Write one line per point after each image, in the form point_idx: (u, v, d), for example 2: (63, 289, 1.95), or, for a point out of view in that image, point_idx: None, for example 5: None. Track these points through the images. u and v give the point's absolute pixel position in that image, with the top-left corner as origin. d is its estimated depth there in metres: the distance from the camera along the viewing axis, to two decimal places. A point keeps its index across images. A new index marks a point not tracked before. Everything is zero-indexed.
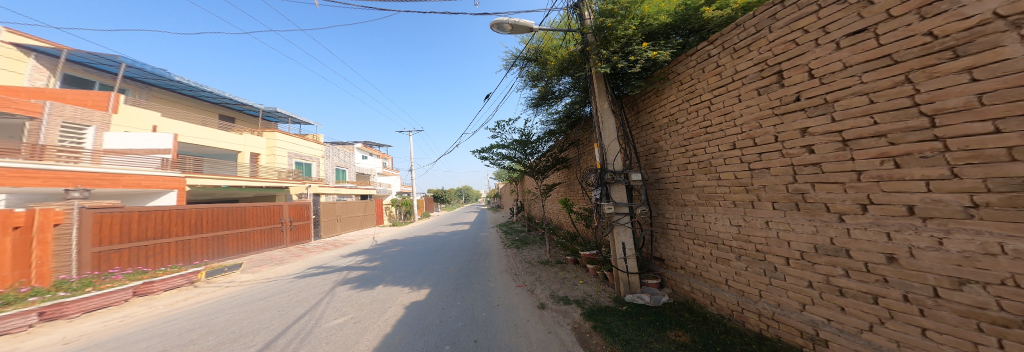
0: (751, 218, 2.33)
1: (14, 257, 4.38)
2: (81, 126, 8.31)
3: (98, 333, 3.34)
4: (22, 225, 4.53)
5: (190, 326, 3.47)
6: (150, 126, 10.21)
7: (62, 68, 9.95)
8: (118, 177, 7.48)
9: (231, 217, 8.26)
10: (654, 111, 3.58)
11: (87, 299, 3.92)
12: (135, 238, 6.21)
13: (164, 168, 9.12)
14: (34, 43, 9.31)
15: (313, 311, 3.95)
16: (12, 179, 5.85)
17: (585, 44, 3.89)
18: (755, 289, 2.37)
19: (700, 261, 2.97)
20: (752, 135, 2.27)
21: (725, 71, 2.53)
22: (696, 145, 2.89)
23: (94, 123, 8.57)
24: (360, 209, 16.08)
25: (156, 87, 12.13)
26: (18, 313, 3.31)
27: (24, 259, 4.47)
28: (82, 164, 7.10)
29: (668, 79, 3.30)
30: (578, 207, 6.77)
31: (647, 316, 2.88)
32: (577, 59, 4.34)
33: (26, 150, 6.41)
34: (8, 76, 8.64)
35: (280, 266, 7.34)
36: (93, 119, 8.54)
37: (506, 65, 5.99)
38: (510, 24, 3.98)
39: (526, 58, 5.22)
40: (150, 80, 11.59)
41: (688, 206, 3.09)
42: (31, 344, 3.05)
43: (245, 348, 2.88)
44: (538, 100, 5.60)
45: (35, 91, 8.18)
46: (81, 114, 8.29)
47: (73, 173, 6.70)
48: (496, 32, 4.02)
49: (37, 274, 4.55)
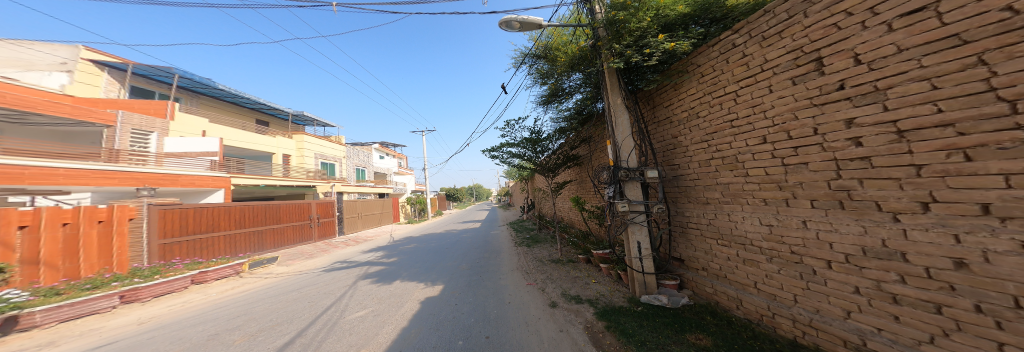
0: (785, 217, 2.17)
1: (99, 246, 4.99)
2: (145, 131, 9.31)
3: (165, 316, 3.69)
4: (105, 219, 5.11)
5: (235, 313, 3.73)
6: (200, 131, 11.22)
7: (128, 80, 11.02)
8: (174, 177, 8.16)
9: (269, 213, 8.87)
10: (671, 105, 3.47)
11: (155, 285, 4.36)
12: (192, 231, 6.84)
13: (212, 169, 9.85)
14: (106, 59, 10.40)
15: (339, 303, 4.14)
16: (95, 180, 6.63)
17: (596, 38, 3.75)
18: (789, 294, 2.20)
19: (724, 263, 2.85)
20: (786, 128, 2.10)
21: (752, 61, 2.39)
22: (721, 140, 2.76)
23: (155, 129, 9.61)
24: (377, 207, 16.78)
25: (204, 96, 13.25)
26: (104, 296, 3.77)
27: (106, 248, 5.08)
28: (148, 166, 7.90)
29: (688, 71, 3.15)
30: (591, 205, 6.65)
31: (665, 318, 2.78)
32: (588, 54, 4.22)
33: (105, 154, 7.22)
34: (86, 89, 9.77)
35: (310, 260, 7.83)
36: (155, 126, 9.58)
37: (514, 64, 6.01)
38: (518, 21, 3.91)
39: (535, 55, 5.27)
40: (199, 89, 12.66)
41: (711, 204, 2.96)
42: (114, 324, 3.43)
43: (280, 336, 3.05)
44: (549, 97, 5.52)
45: (109, 102, 9.25)
46: (146, 122, 9.32)
47: (143, 173, 7.48)
48: (504, 31, 3.98)
49: (117, 262, 5.18)
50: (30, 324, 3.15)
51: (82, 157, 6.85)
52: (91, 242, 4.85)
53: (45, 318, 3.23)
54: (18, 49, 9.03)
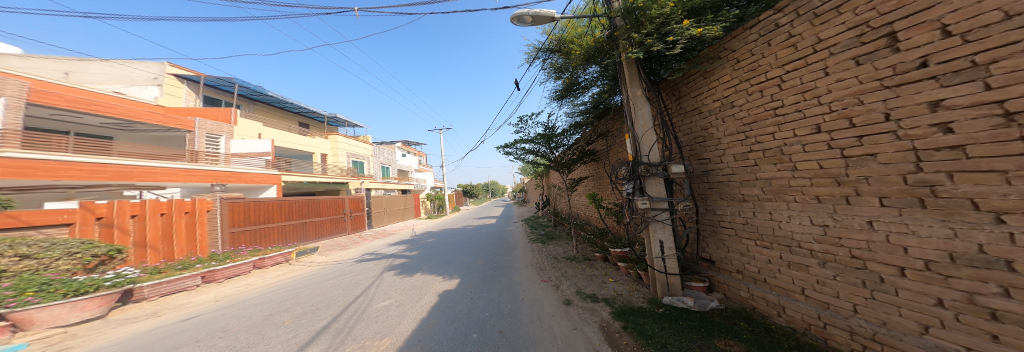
0: (843, 217, 1.92)
1: (187, 234, 6.37)
2: (215, 135, 10.99)
3: (235, 295, 4.71)
4: (190, 210, 6.50)
5: (285, 297, 4.36)
6: (256, 134, 12.77)
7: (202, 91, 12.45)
8: (238, 175, 10.29)
9: (310, 208, 10.07)
10: (700, 94, 3.28)
11: (228, 268, 5.57)
12: (254, 222, 8.08)
13: (267, 167, 11.65)
14: (184, 72, 11.80)
15: (367, 292, 4.39)
16: (183, 177, 8.72)
17: (613, 28, 3.60)
18: (848, 303, 1.95)
19: (765, 267, 2.64)
20: (847, 115, 1.85)
21: (801, 41, 2.15)
22: (762, 130, 2.54)
23: (223, 133, 11.28)
24: (401, 202, 17.61)
25: (259, 102, 14.80)
26: (190, 277, 4.92)
27: (190, 237, 6.43)
28: (219, 165, 9.97)
29: (720, 57, 2.97)
30: (609, 202, 6.42)
31: (690, 322, 2.62)
32: (604, 46, 4.00)
33: (189, 155, 9.28)
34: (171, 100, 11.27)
35: (344, 251, 8.60)
36: (223, 130, 11.24)
37: (528, 59, 5.90)
38: (530, 15, 3.79)
39: (548, 49, 5.22)
40: (255, 97, 14.22)
41: (748, 202, 2.76)
42: (197, 300, 4.52)
43: (320, 320, 3.37)
44: (563, 92, 5.36)
45: (189, 110, 10.94)
46: (217, 127, 11.07)
47: (214, 171, 9.58)
48: (516, 26, 3.86)
49: (199, 247, 6.54)
50: (140, 296, 4.29)
51: (170, 159, 8.61)
52: (179, 229, 6.16)
53: (151, 292, 4.39)
54: (125, 68, 11.07)
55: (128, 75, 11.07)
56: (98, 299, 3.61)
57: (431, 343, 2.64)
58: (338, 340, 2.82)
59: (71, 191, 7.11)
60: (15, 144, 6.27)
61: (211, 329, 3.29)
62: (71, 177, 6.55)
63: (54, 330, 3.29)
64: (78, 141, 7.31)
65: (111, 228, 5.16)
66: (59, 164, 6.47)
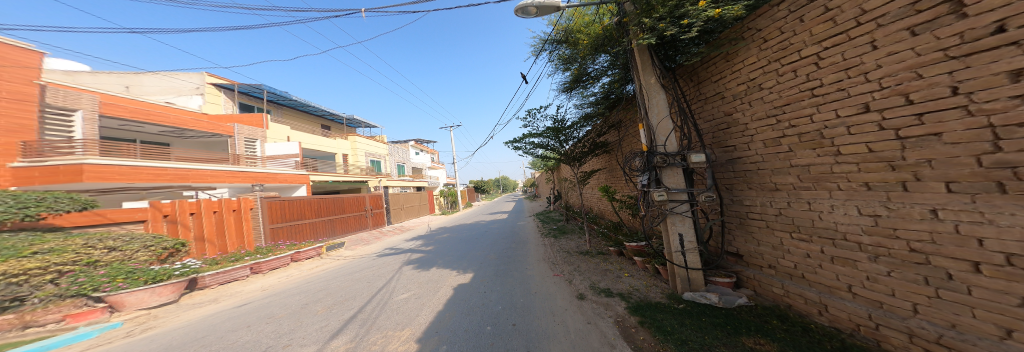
0: (900, 206, 1.69)
1: (236, 229, 7.14)
2: (253, 139, 12.12)
3: (278, 285, 5.16)
4: (237, 208, 7.23)
5: (318, 288, 4.67)
6: (285, 137, 13.55)
7: (237, 98, 13.49)
8: (274, 175, 11.28)
9: (336, 205, 10.66)
10: (723, 78, 3.12)
11: (271, 261, 6.18)
12: (291, 219, 8.75)
13: (297, 168, 12.47)
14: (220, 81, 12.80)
15: (388, 285, 4.59)
16: (229, 178, 9.76)
17: (624, 14, 3.49)
18: (906, 302, 1.74)
19: (802, 261, 2.45)
20: (902, 91, 1.61)
21: (840, 15, 1.92)
22: (795, 115, 2.34)
23: (258, 138, 12.27)
24: (417, 199, 18.17)
25: (286, 107, 15.76)
26: (240, 268, 5.54)
27: (239, 232, 7.19)
28: (258, 167, 10.99)
29: (744, 37, 2.80)
30: (623, 195, 6.22)
31: (713, 318, 2.49)
32: (614, 33, 3.84)
33: (232, 159, 10.32)
34: (212, 108, 12.35)
35: (367, 246, 9.06)
36: (257, 135, 12.25)
37: (535, 51, 5.81)
38: (535, 6, 3.68)
39: (556, 40, 5.10)
40: (282, 102, 15.16)
41: (781, 191, 2.57)
42: (248, 288, 5.07)
43: (348, 310, 3.57)
44: (571, 84, 5.22)
45: (228, 117, 11.95)
46: (252, 132, 12.06)
47: (254, 173, 10.60)
48: (520, 18, 3.78)
49: (246, 241, 7.32)
50: (203, 284, 4.99)
51: (213, 161, 9.54)
52: (229, 226, 6.93)
53: (211, 281, 5.09)
54: (176, 81, 12.22)
55: (177, 87, 12.21)
56: (171, 286, 4.38)
57: (447, 334, 2.70)
58: (364, 328, 2.98)
59: (142, 191, 8.14)
60: (94, 152, 7.09)
61: (259, 315, 3.60)
62: (136, 181, 7.38)
63: (140, 311, 4.06)
64: (142, 148, 8.08)
65: (176, 225, 5.90)
66: (131, 168, 7.34)
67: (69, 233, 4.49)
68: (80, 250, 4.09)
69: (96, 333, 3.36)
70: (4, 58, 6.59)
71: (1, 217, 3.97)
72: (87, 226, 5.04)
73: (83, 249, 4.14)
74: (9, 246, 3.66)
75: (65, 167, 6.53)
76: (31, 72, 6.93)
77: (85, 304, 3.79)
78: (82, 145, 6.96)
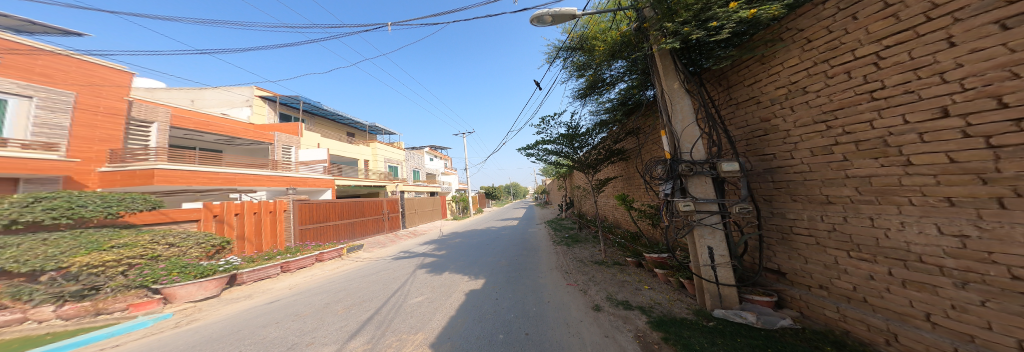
0: (993, 225, 1.48)
1: (271, 229, 7.68)
2: (289, 146, 13.01)
3: (304, 283, 5.49)
4: (273, 209, 7.79)
5: (338, 288, 4.90)
6: (315, 144, 14.54)
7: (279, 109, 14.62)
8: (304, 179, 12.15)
9: (357, 209, 11.20)
10: (759, 81, 3.00)
11: (298, 260, 6.57)
12: (318, 221, 9.25)
13: (324, 173, 13.30)
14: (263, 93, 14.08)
15: (403, 288, 4.71)
16: (268, 181, 10.59)
17: (642, 20, 3.44)
18: (1007, 338, 1.49)
19: (864, 284, 2.20)
20: (991, 93, 1.42)
21: (904, 10, 1.76)
22: (849, 120, 2.16)
23: (293, 145, 13.20)
24: (430, 204, 18.64)
25: (318, 117, 16.96)
26: (270, 267, 5.89)
27: (273, 232, 7.70)
28: (292, 171, 11.84)
29: (783, 38, 2.66)
30: (641, 204, 6.00)
31: (751, 340, 2.30)
32: (632, 39, 3.80)
33: (271, 164, 10.95)
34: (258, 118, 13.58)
35: (384, 248, 9.39)
36: (293, 142, 13.21)
37: (548, 59, 5.89)
38: (550, 15, 3.72)
39: (571, 48, 5.12)
40: (315, 111, 16.28)
41: (837, 204, 2.35)
42: (280, 285, 5.43)
43: (365, 311, 3.70)
44: (586, 90, 5.22)
45: (268, 127, 12.85)
46: (289, 139, 13.00)
47: (289, 177, 11.42)
48: (536, 27, 3.84)
49: (278, 242, 7.82)
50: (241, 280, 5.40)
51: (256, 166, 10.44)
52: (265, 226, 7.48)
53: (248, 277, 5.49)
54: (229, 94, 13.57)
55: (230, 99, 13.54)
56: (215, 281, 4.77)
57: (459, 341, 2.70)
58: (379, 331, 3.04)
59: (194, 193, 9.06)
60: (164, 158, 7.93)
61: (286, 312, 3.82)
62: (192, 184, 8.27)
63: (188, 303, 4.45)
64: (201, 155, 8.85)
65: (223, 224, 6.48)
66: (188, 172, 8.23)
67: (140, 229, 5.09)
68: (148, 245, 4.59)
69: (150, 322, 3.73)
70: (106, 79, 7.94)
71: (87, 215, 4.65)
72: (155, 224, 5.65)
73: (150, 245, 4.64)
74: (95, 240, 4.24)
75: (140, 172, 7.53)
76: (121, 90, 8.22)
77: (145, 296, 4.28)
78: (156, 152, 7.83)
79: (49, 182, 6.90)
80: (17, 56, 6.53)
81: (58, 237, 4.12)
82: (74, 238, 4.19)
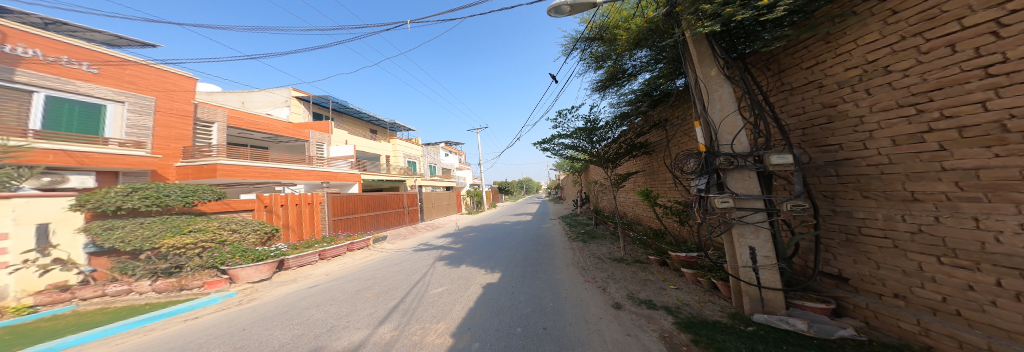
0: None
1: (310, 219, 8.37)
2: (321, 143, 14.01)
3: (339, 271, 5.93)
4: (311, 201, 8.47)
5: (367, 276, 5.23)
6: (343, 141, 15.42)
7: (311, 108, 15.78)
8: (335, 173, 13.06)
9: (381, 202, 11.82)
10: (823, 63, 2.64)
11: (333, 249, 7.10)
12: (347, 212, 9.92)
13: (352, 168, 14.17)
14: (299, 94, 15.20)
15: (424, 278, 4.91)
16: (305, 175, 11.53)
17: (672, 5, 3.14)
18: None
19: (958, 295, 1.87)
20: None
21: None
22: (945, 104, 1.81)
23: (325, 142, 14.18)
24: (446, 198, 19.20)
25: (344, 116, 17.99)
26: (310, 254, 6.41)
27: (311, 222, 8.39)
28: (324, 167, 12.76)
29: (857, 12, 2.29)
30: (667, 200, 5.68)
31: (796, 347, 2.10)
32: (660, 26, 3.54)
33: (308, 160, 11.96)
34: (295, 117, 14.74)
35: (406, 240, 9.86)
36: (325, 139, 14.21)
37: (565, 50, 5.69)
38: (568, 5, 3.54)
39: (588, 38, 4.91)
40: (343, 110, 17.32)
41: (926, 201, 1.99)
42: (319, 271, 5.93)
43: (391, 299, 3.92)
44: (606, 82, 5.01)
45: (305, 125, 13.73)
46: (321, 137, 13.98)
47: (321, 172, 12.33)
48: (553, 18, 3.69)
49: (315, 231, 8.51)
50: (288, 265, 5.97)
51: (296, 161, 11.39)
52: (305, 216, 8.15)
53: (294, 262, 6.07)
54: (272, 95, 14.85)
55: (273, 100, 14.82)
56: (267, 265, 5.26)
57: (478, 332, 2.76)
58: (404, 319, 3.19)
59: (246, 185, 10.11)
60: (223, 154, 9.10)
61: (324, 297, 4.14)
62: (246, 177, 9.21)
63: (248, 283, 4.98)
64: (252, 152, 10.01)
65: (272, 213, 7.21)
66: (243, 167, 9.18)
67: (209, 217, 5.77)
68: (214, 231, 5.17)
69: (220, 299, 4.26)
70: (177, 85, 9.06)
71: (172, 202, 5.38)
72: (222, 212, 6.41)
73: (216, 230, 5.21)
74: (176, 225, 4.91)
75: (206, 166, 8.55)
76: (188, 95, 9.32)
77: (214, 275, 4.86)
78: (217, 149, 8.99)
79: (140, 175, 7.88)
80: (110, 66, 7.63)
81: (150, 221, 4.87)
82: (162, 221, 4.93)
